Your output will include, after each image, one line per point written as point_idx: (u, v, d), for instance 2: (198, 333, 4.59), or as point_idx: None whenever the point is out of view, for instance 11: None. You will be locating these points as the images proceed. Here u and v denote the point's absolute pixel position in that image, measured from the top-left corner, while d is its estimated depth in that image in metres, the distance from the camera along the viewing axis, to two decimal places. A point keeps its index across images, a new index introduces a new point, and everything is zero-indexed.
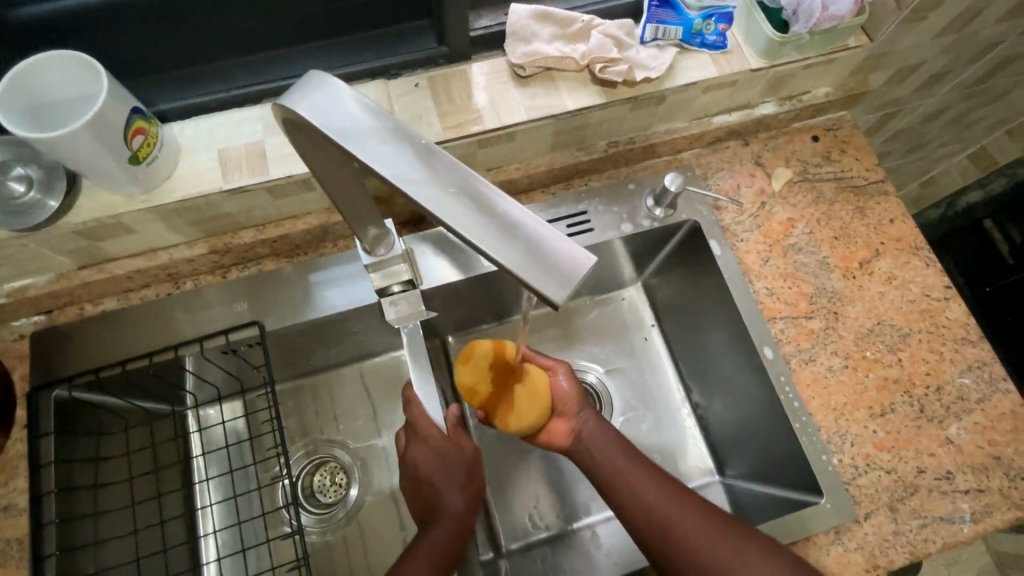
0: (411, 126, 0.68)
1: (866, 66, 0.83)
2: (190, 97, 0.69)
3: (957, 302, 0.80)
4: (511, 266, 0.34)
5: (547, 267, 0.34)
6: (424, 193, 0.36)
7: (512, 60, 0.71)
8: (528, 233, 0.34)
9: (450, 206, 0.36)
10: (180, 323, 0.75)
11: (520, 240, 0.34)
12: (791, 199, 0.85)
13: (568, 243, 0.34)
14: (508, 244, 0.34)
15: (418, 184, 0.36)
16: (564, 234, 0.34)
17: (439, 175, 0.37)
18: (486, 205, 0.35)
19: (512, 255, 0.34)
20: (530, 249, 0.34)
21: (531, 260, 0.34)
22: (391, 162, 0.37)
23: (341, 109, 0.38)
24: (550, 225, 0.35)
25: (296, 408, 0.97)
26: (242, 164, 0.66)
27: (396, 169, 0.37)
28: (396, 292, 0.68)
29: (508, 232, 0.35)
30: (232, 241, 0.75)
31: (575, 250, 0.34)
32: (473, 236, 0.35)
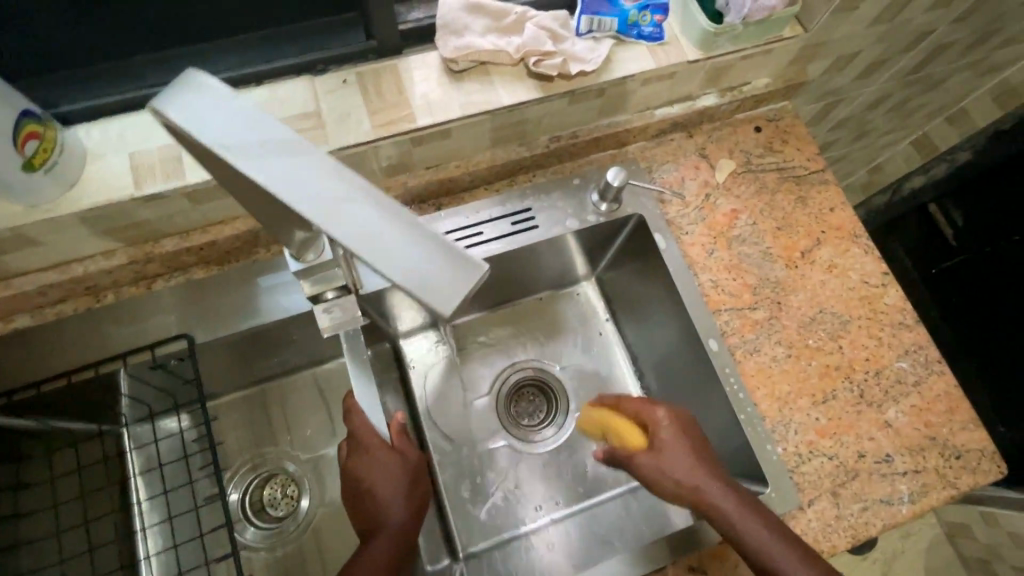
0: (339, 125, 0.65)
1: (803, 56, 0.83)
2: (98, 97, 0.65)
3: (893, 288, 0.82)
4: (402, 280, 0.33)
5: (439, 280, 0.34)
6: (311, 204, 0.35)
7: (443, 53, 0.68)
8: (421, 244, 0.34)
9: (340, 219, 0.34)
10: (101, 339, 0.71)
11: (413, 253, 0.34)
12: (735, 190, 0.85)
13: (463, 253, 0.34)
14: (400, 257, 0.34)
15: (305, 195, 0.35)
16: (457, 245, 0.34)
17: (331, 185, 0.35)
18: (378, 215, 0.35)
19: (406, 270, 0.34)
20: (423, 262, 0.34)
21: (421, 274, 0.34)
22: (275, 171, 0.35)
23: (218, 114, 0.35)
24: (442, 235, 0.35)
25: (241, 420, 0.93)
26: (156, 169, 0.62)
27: (283, 181, 0.35)
28: (330, 298, 0.65)
29: (400, 245, 0.34)
30: (154, 250, 0.71)
31: (466, 261, 0.34)
32: (365, 250, 0.34)
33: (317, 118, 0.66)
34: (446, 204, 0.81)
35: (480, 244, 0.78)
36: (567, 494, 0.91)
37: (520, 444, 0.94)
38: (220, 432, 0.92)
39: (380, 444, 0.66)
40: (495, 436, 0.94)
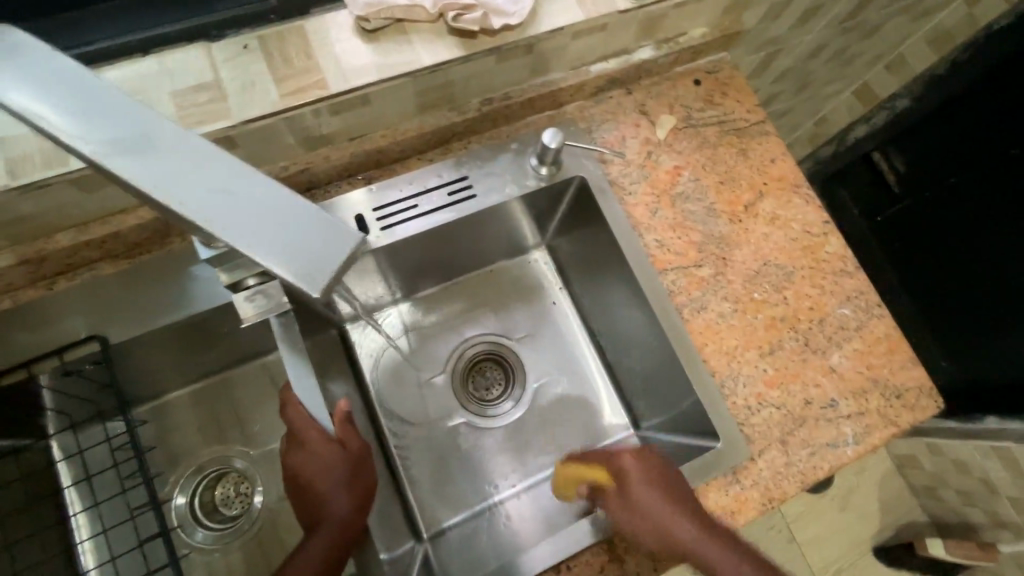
0: (243, 96, 0.60)
1: (738, 3, 0.81)
2: None
3: (834, 236, 0.82)
4: (272, 260, 0.34)
5: (310, 257, 0.34)
6: (168, 185, 0.34)
7: (353, 11, 0.62)
8: (288, 214, 0.35)
9: (200, 197, 0.34)
10: (1, 348, 0.64)
11: (278, 226, 0.35)
12: (677, 147, 0.83)
13: (337, 226, 0.35)
14: (263, 234, 0.35)
15: (153, 170, 0.34)
16: (333, 219, 0.35)
17: (191, 161, 0.34)
18: (236, 187, 0.35)
19: (276, 249, 0.34)
20: (296, 240, 0.34)
21: (287, 247, 0.34)
22: (113, 140, 0.33)
23: (45, 79, 0.33)
24: (316, 208, 0.35)
25: (182, 421, 0.88)
26: (31, 154, 0.55)
27: (122, 150, 0.33)
28: (252, 285, 0.60)
29: (264, 219, 0.35)
30: (48, 247, 0.64)
31: (339, 233, 0.35)
32: (231, 231, 0.34)
33: (217, 89, 0.60)
34: (378, 177, 0.77)
35: (417, 217, 0.75)
36: (531, 464, 0.90)
37: (478, 420, 0.92)
38: (159, 437, 0.86)
39: (316, 435, 0.64)
40: (453, 414, 0.92)
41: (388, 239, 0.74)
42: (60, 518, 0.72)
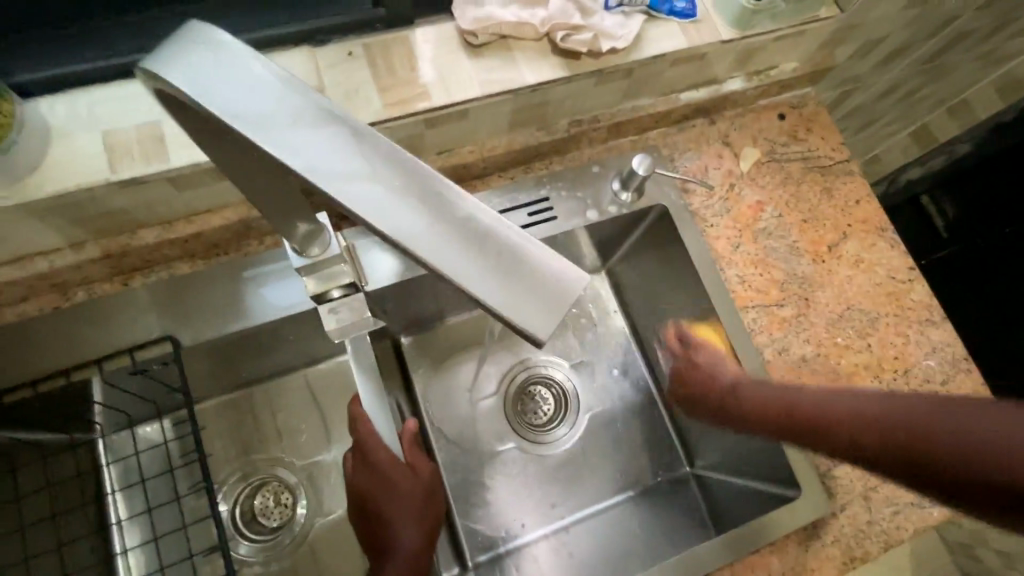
0: (345, 103, 0.59)
1: (834, 39, 0.79)
2: (62, 67, 0.56)
3: (920, 283, 0.79)
4: (485, 300, 0.28)
5: (526, 297, 0.28)
6: (366, 202, 0.29)
7: (461, 25, 0.61)
8: (505, 252, 0.29)
9: (400, 219, 0.29)
10: (73, 342, 0.63)
11: (490, 261, 0.28)
12: (760, 180, 0.81)
13: (556, 262, 0.29)
14: (472, 263, 0.28)
15: (360, 191, 0.29)
16: (550, 252, 0.29)
17: (387, 176, 0.29)
18: (441, 208, 0.29)
19: (490, 285, 0.28)
20: (510, 278, 0.28)
21: (500, 286, 0.28)
22: (311, 153, 0.29)
23: (235, 81, 0.29)
24: (532, 238, 0.29)
25: (230, 424, 0.85)
26: (134, 150, 0.54)
27: (329, 168, 0.29)
28: (336, 298, 0.57)
29: (474, 250, 0.29)
30: (130, 243, 0.63)
31: (557, 269, 0.28)
32: (439, 261, 0.28)
33: (319, 94, 0.59)
34: (457, 192, 0.75)
35: None
36: (581, 494, 0.87)
37: (531, 446, 0.89)
38: (206, 441, 0.84)
39: (381, 456, 0.61)
40: (504, 438, 0.89)
41: None
42: (110, 521, 0.70)
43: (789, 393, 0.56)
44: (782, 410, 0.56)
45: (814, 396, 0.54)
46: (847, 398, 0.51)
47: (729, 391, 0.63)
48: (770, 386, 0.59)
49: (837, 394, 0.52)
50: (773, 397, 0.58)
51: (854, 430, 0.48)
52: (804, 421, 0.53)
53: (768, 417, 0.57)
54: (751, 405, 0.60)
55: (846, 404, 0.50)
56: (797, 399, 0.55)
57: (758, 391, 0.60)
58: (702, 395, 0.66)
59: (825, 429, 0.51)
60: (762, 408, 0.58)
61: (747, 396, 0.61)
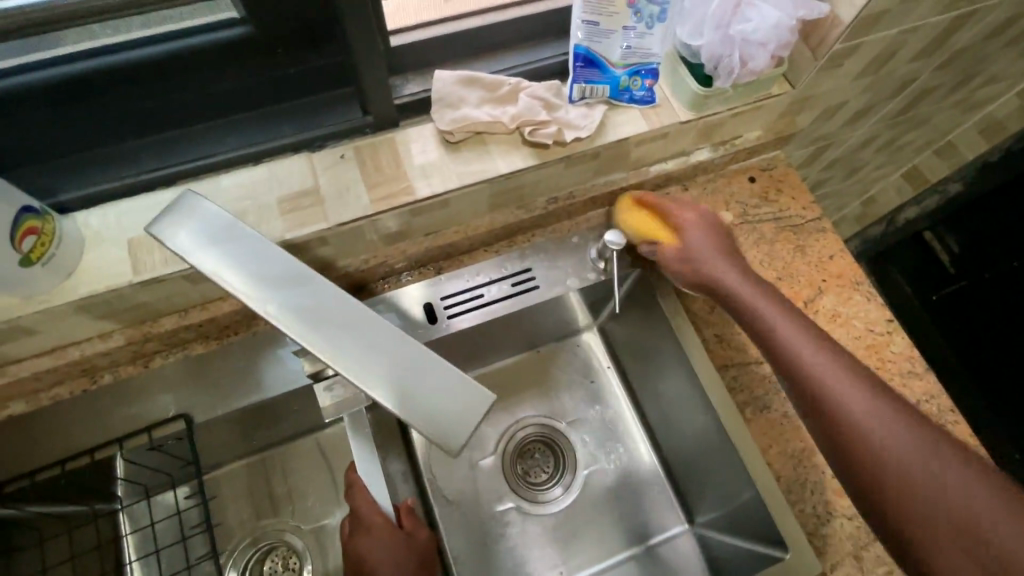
0: (338, 201, 0.66)
1: (792, 110, 0.85)
2: (94, 184, 0.65)
3: (899, 335, 0.81)
4: (410, 420, 0.31)
5: (447, 418, 0.32)
6: (315, 337, 0.33)
7: (439, 127, 0.69)
8: (430, 377, 0.33)
9: (341, 351, 0.33)
10: (98, 422, 0.69)
11: (425, 389, 0.32)
12: (734, 242, 0.85)
13: (474, 386, 0.33)
14: (397, 389, 0.32)
15: (310, 327, 0.33)
16: (469, 377, 0.33)
17: (337, 315, 0.34)
18: (379, 342, 0.33)
19: (413, 407, 0.32)
20: (433, 400, 0.32)
21: (429, 414, 0.32)
22: (277, 301, 0.33)
23: (216, 242, 0.34)
24: (453, 367, 0.33)
25: (241, 491, 0.90)
26: (154, 253, 0.62)
27: (286, 307, 0.33)
28: (331, 376, 0.61)
29: (409, 378, 0.33)
30: (152, 330, 0.70)
31: (472, 393, 0.33)
32: (372, 388, 0.32)
33: (315, 195, 0.66)
34: (447, 268, 0.81)
35: (481, 307, 0.78)
36: (580, 554, 0.88)
37: (530, 506, 0.91)
38: (219, 508, 0.88)
39: (371, 520, 0.66)
40: (504, 498, 0.91)
41: (453, 329, 0.76)
42: None
43: (864, 399, 0.58)
44: (864, 430, 0.57)
45: (889, 422, 0.56)
46: (899, 441, 0.55)
47: (802, 352, 0.63)
48: (853, 376, 0.60)
49: (918, 444, 0.54)
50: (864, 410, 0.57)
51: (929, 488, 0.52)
52: (870, 451, 0.56)
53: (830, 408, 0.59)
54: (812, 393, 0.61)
55: (914, 452, 0.54)
56: (877, 422, 0.56)
57: (829, 373, 0.60)
58: (716, 280, 0.72)
59: (886, 458, 0.55)
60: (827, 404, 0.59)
61: (769, 322, 0.66)
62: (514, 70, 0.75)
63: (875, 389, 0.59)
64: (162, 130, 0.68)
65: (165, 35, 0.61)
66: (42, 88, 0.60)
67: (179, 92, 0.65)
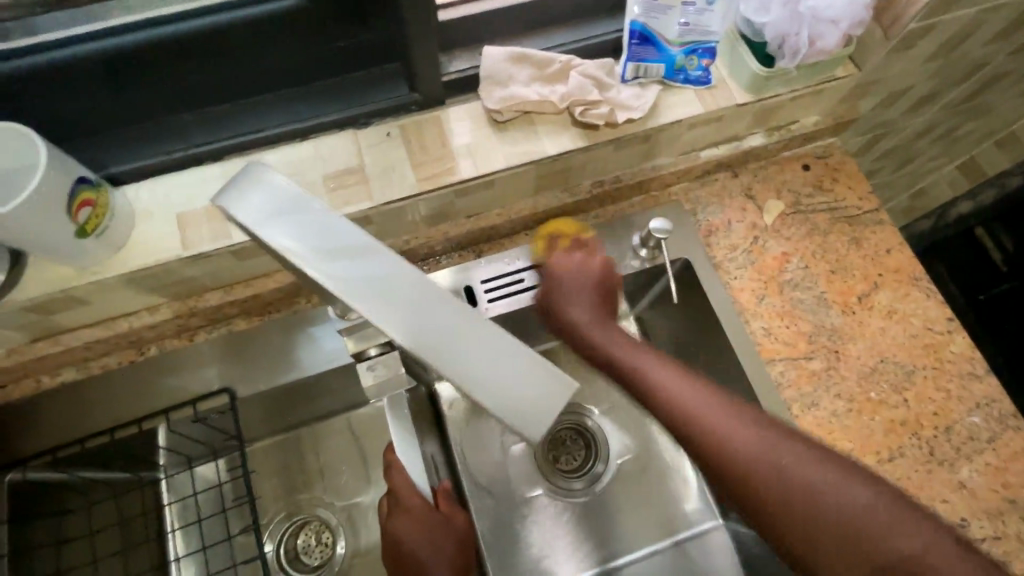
0: (383, 179, 0.65)
1: (854, 94, 0.80)
2: (144, 158, 0.65)
3: (960, 335, 0.77)
4: (487, 406, 0.31)
5: (523, 404, 0.31)
6: (386, 316, 0.32)
7: (488, 105, 0.67)
8: (504, 362, 0.31)
9: (413, 331, 0.32)
10: (146, 394, 0.70)
11: (496, 373, 0.31)
12: (785, 232, 0.82)
13: (550, 370, 0.31)
14: (471, 372, 0.31)
15: (380, 308, 0.32)
16: (546, 360, 0.31)
17: (408, 292, 0.32)
18: (450, 322, 0.32)
19: (490, 393, 0.31)
20: (508, 385, 0.31)
21: (503, 399, 0.31)
22: (347, 277, 0.32)
23: (284, 214, 0.33)
24: (529, 349, 0.32)
25: (276, 465, 0.91)
26: (202, 228, 0.62)
27: (356, 284, 0.32)
28: (373, 356, 0.60)
29: (477, 360, 0.31)
30: (197, 304, 0.71)
31: (549, 378, 0.31)
32: (446, 373, 0.31)
33: (360, 173, 0.65)
34: (486, 251, 0.79)
35: (520, 292, 0.76)
36: (611, 543, 0.87)
37: (561, 494, 0.90)
38: (256, 481, 0.90)
39: (416, 502, 0.65)
40: (535, 485, 0.90)
41: (492, 313, 0.75)
42: (170, 557, 0.76)
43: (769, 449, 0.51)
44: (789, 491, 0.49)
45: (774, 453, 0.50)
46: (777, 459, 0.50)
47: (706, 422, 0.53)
48: (717, 407, 0.54)
49: (828, 480, 0.48)
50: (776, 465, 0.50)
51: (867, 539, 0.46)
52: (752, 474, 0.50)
53: (742, 475, 0.51)
54: (721, 467, 0.52)
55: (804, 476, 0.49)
56: (797, 469, 0.49)
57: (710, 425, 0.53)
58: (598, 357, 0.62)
59: (807, 514, 0.48)
60: (744, 468, 0.51)
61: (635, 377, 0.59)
62: (565, 48, 0.72)
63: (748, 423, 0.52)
64: (210, 104, 0.68)
65: (217, 6, 0.60)
66: (96, 60, 0.58)
67: (229, 67, 0.64)
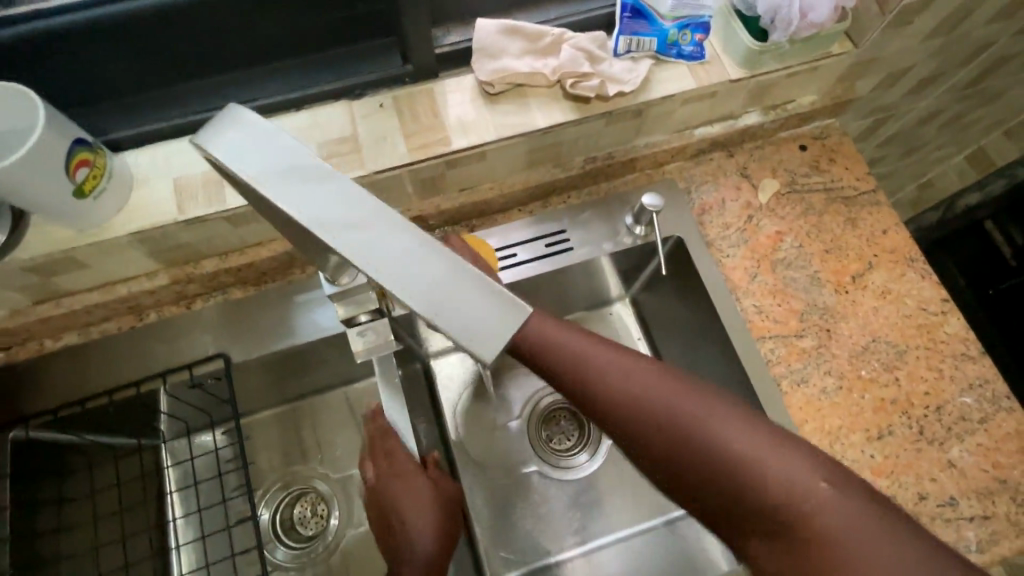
0: (375, 149, 0.66)
1: (852, 72, 0.80)
2: (145, 127, 0.67)
3: (955, 316, 0.77)
4: (446, 331, 0.30)
5: (482, 329, 0.30)
6: (351, 245, 0.31)
7: (480, 77, 0.68)
8: (466, 290, 0.31)
9: (379, 259, 0.31)
10: (144, 358, 0.72)
11: (455, 300, 0.31)
12: (779, 212, 0.82)
13: (511, 298, 0.31)
14: (433, 299, 0.30)
15: (346, 236, 0.31)
16: (507, 290, 0.31)
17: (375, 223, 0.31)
18: (414, 252, 0.31)
19: (452, 316, 0.30)
20: (468, 311, 0.31)
21: (462, 324, 0.30)
22: (318, 211, 0.31)
23: (257, 149, 0.32)
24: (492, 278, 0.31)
25: (273, 437, 0.93)
26: (198, 193, 0.64)
27: (325, 216, 0.31)
28: (363, 322, 0.62)
29: (438, 288, 0.31)
30: (194, 271, 0.73)
31: (509, 305, 0.31)
32: (408, 300, 0.30)
33: (353, 142, 0.67)
34: (480, 226, 0.80)
35: (512, 266, 0.77)
36: (601, 521, 0.88)
37: (552, 471, 0.91)
38: (253, 450, 0.92)
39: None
40: (527, 461, 0.91)
41: None
42: (167, 519, 0.78)
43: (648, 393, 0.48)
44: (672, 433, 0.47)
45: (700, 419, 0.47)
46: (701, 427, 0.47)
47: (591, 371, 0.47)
48: (639, 377, 0.48)
49: (752, 443, 0.46)
50: (665, 409, 0.47)
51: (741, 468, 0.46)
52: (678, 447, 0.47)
53: (646, 435, 0.47)
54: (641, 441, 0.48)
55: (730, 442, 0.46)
56: (712, 431, 0.47)
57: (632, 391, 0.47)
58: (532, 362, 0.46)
59: (708, 463, 0.46)
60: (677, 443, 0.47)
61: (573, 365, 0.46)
62: (559, 22, 0.72)
63: (672, 391, 0.48)
64: (207, 74, 0.69)
65: None
66: (98, 26, 0.59)
67: (227, 38, 0.65)
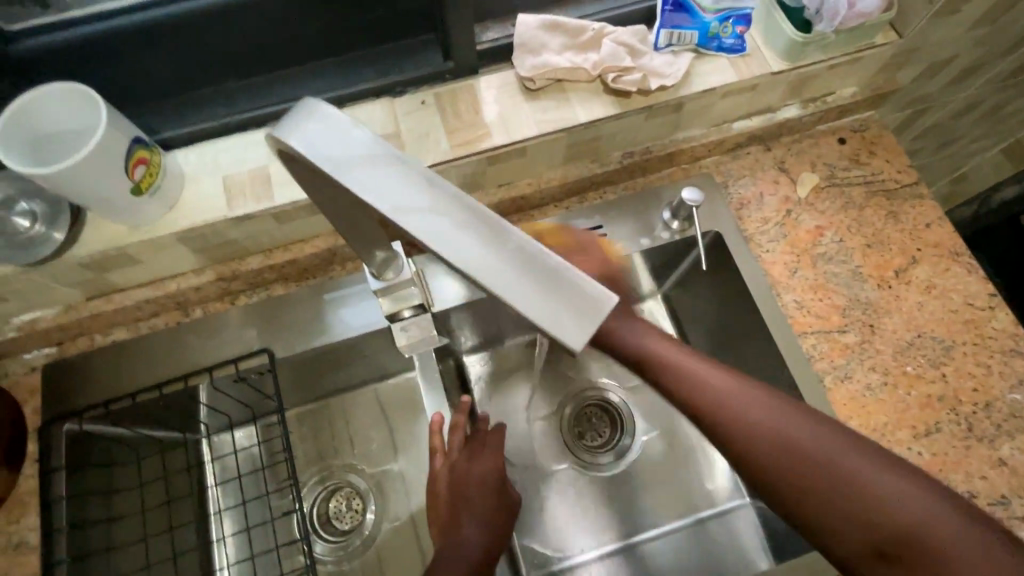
0: (418, 146, 0.67)
1: (895, 63, 0.78)
2: (193, 126, 0.69)
3: (1003, 311, 0.75)
4: (528, 316, 0.29)
5: (564, 316, 0.29)
6: (428, 231, 0.31)
7: (521, 73, 0.68)
8: (545, 276, 0.30)
9: (457, 245, 0.31)
10: (189, 353, 0.73)
11: (534, 286, 0.30)
12: (819, 206, 0.81)
13: (592, 284, 0.30)
14: (513, 285, 0.30)
15: (424, 223, 0.31)
16: (586, 276, 0.30)
17: (452, 211, 0.31)
18: (492, 239, 0.31)
19: (532, 301, 0.30)
20: (548, 297, 0.30)
21: (543, 310, 0.29)
22: (396, 200, 0.32)
23: (336, 141, 0.33)
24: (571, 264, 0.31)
25: (309, 432, 0.94)
26: (246, 190, 0.65)
27: (404, 205, 0.32)
28: (406, 317, 0.62)
29: (517, 274, 0.30)
30: (239, 268, 0.74)
31: (590, 290, 0.30)
32: (488, 286, 0.30)
33: (396, 139, 0.67)
34: (517, 222, 0.80)
35: None
36: (638, 518, 0.87)
37: (586, 467, 0.91)
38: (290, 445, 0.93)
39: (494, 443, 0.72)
40: (560, 458, 0.91)
41: None
42: (211, 510, 0.79)
43: (761, 407, 0.53)
44: (791, 449, 0.51)
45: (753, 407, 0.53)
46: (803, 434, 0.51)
47: (698, 375, 0.55)
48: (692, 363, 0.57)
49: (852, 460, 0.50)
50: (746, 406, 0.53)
51: (838, 473, 0.49)
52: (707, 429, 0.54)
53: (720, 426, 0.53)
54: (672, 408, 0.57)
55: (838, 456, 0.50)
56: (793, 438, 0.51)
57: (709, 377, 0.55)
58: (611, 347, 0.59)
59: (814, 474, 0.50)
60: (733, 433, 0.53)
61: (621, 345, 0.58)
62: (597, 17, 0.72)
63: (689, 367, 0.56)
64: (253, 74, 0.70)
65: None
66: (152, 27, 0.60)
67: (273, 37, 0.67)
